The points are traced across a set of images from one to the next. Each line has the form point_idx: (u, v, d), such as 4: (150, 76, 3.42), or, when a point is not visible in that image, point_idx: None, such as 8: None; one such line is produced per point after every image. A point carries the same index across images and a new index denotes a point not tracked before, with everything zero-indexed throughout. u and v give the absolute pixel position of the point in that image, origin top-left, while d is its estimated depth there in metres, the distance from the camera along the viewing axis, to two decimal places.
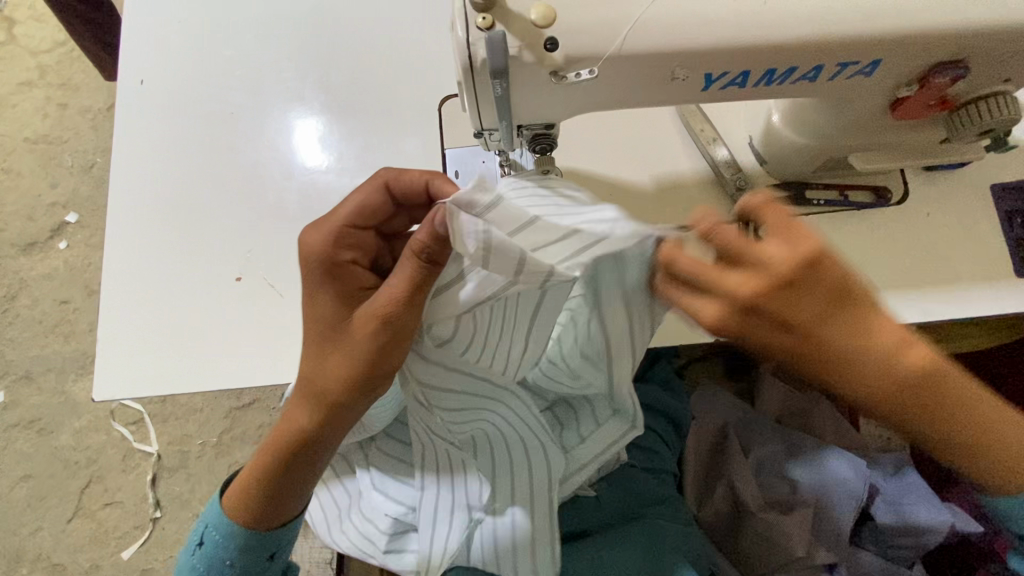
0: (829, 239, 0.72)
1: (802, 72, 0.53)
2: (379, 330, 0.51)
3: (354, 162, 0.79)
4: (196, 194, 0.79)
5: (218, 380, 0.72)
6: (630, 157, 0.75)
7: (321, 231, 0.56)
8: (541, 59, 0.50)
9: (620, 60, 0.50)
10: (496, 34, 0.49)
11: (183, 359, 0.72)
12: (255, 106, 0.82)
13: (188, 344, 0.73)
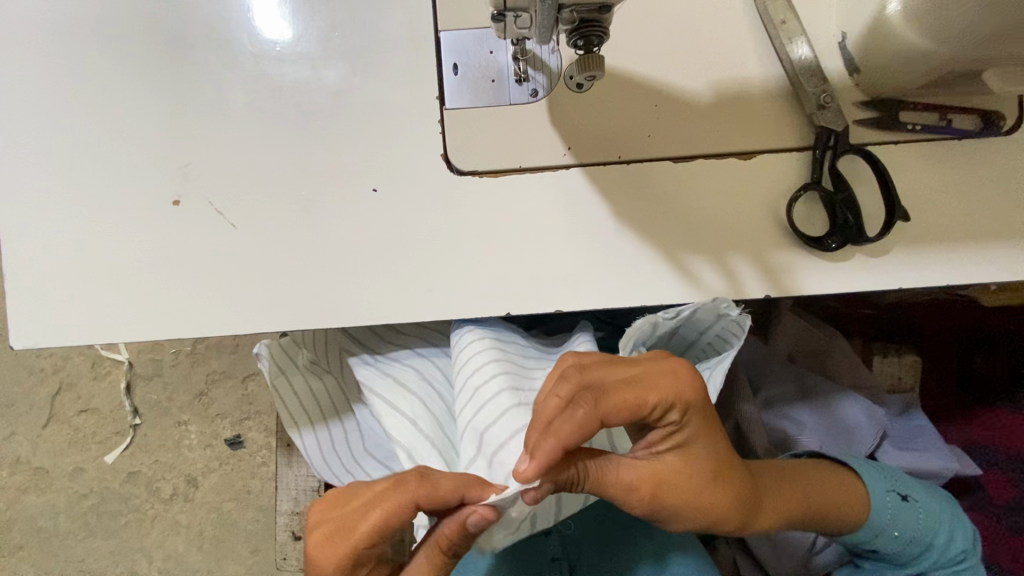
0: (924, 175, 0.57)
1: None
2: None
3: (321, 44, 0.59)
4: (113, 79, 0.59)
5: (166, 324, 0.59)
6: (685, 54, 0.58)
7: (334, 549, 0.51)
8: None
9: None
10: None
11: (123, 296, 0.59)
12: None
13: (127, 275, 0.58)
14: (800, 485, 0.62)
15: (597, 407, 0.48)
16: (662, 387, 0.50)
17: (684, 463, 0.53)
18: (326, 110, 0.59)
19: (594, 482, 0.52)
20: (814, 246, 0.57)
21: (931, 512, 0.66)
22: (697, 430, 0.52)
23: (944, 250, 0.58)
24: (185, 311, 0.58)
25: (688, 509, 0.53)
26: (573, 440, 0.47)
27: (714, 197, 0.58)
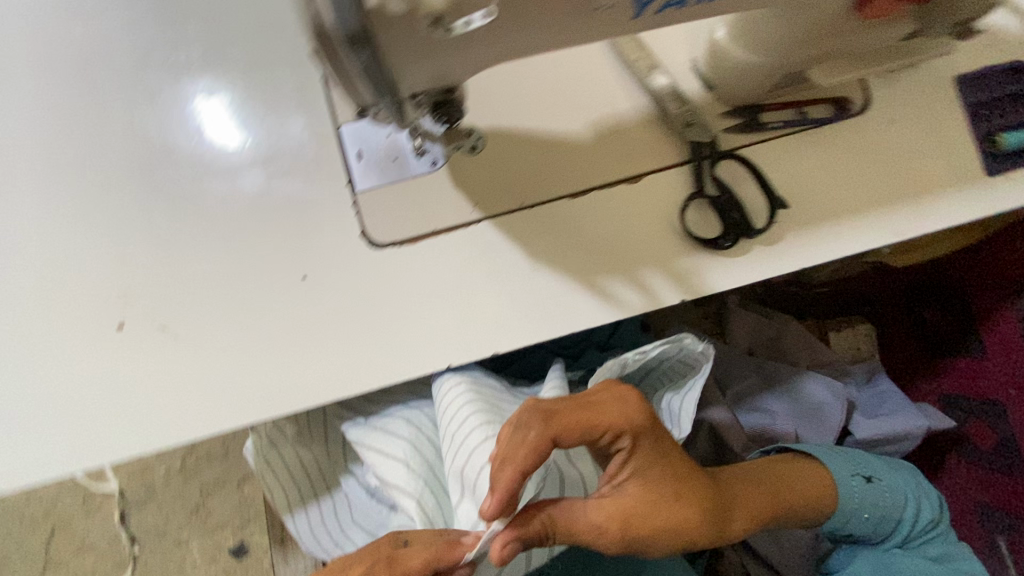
0: (796, 164, 0.63)
1: None
2: None
3: (236, 157, 0.65)
4: (50, 227, 0.64)
5: (127, 446, 0.60)
6: (561, 103, 0.64)
7: None
8: (415, 6, 0.33)
9: None
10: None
11: (84, 427, 0.60)
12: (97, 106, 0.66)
13: (87, 405, 0.61)
14: (770, 489, 0.63)
15: (549, 429, 0.51)
16: (611, 411, 0.52)
17: (647, 488, 0.53)
18: (249, 215, 0.63)
19: (562, 520, 0.53)
20: (712, 247, 0.62)
21: (893, 488, 0.70)
22: (650, 454, 0.53)
23: (834, 225, 0.63)
24: (146, 428, 0.60)
25: (657, 537, 0.54)
26: (528, 465, 0.49)
27: (614, 221, 0.63)
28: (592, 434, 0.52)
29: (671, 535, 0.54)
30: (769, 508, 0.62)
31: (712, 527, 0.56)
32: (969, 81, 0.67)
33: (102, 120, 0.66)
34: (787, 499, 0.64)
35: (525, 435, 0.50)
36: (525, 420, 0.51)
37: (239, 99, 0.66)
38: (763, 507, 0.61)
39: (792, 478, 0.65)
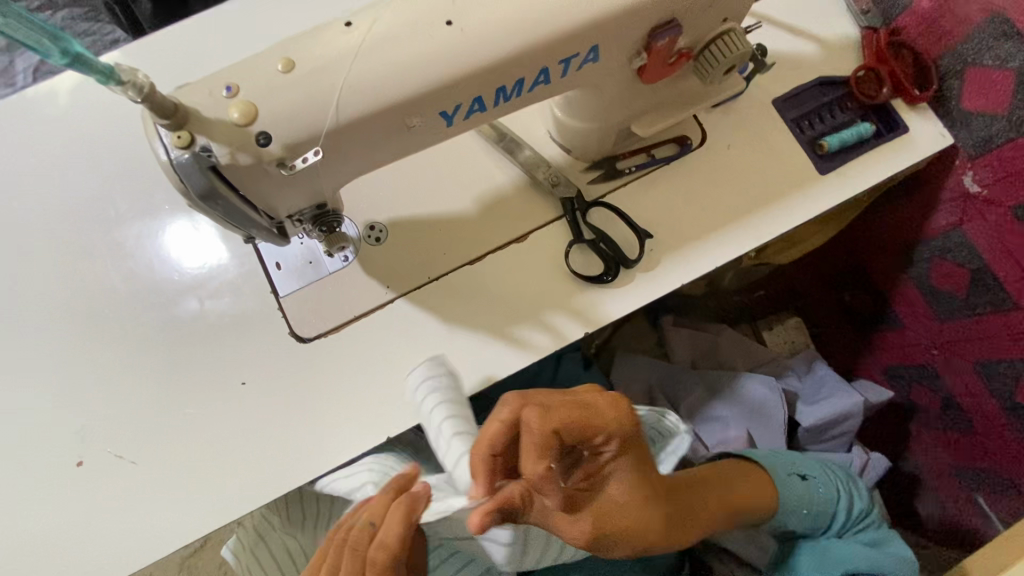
0: (656, 198, 0.73)
1: (532, 80, 0.48)
2: None
3: (170, 288, 0.72)
4: (6, 384, 0.69)
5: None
6: (446, 187, 0.74)
7: None
8: (259, 156, 0.42)
9: (343, 131, 0.43)
10: (181, 155, 0.40)
11: (55, 570, 0.64)
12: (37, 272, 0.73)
13: (56, 548, 0.64)
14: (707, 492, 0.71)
15: (552, 424, 0.53)
16: (607, 413, 0.56)
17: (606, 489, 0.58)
18: (188, 336, 0.70)
19: (535, 501, 0.56)
20: (597, 283, 0.70)
21: (827, 484, 0.79)
22: (625, 461, 0.59)
23: (701, 242, 0.72)
24: (113, 558, 0.64)
25: (617, 534, 0.60)
26: (528, 453, 0.53)
27: (511, 277, 0.71)
28: (579, 433, 0.55)
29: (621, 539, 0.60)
30: (717, 511, 0.71)
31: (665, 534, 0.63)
32: (786, 100, 0.78)
33: (40, 280, 0.73)
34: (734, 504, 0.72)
35: (529, 417, 0.53)
36: (526, 415, 0.53)
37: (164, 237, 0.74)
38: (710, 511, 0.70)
39: (735, 482, 0.75)
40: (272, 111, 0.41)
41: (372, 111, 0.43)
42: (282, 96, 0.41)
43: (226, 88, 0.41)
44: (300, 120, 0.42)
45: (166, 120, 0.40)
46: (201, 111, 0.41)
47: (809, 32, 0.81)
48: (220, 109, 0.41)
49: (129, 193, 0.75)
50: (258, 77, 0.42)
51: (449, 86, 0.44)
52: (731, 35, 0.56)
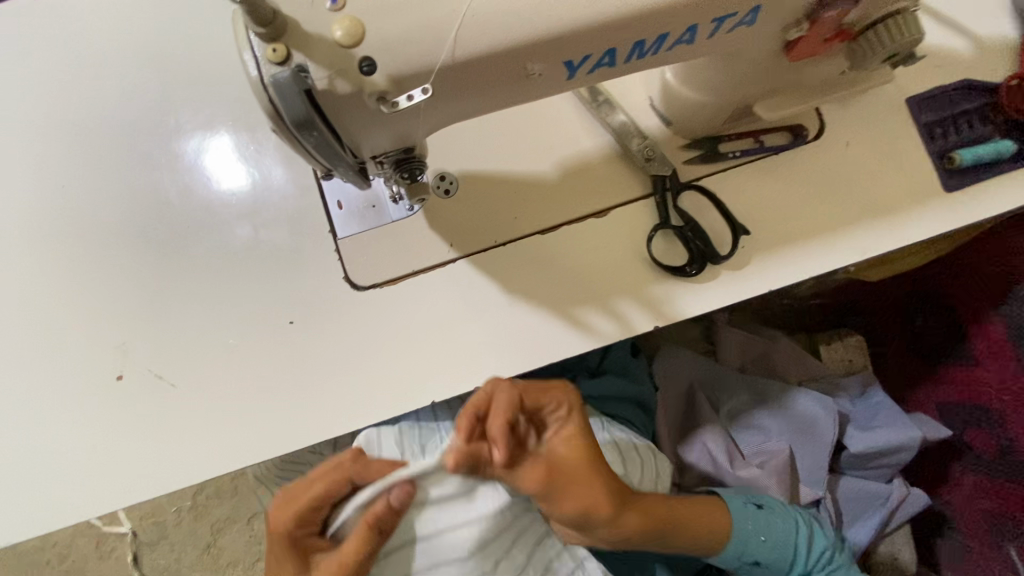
0: (755, 192, 0.66)
1: (676, 38, 0.41)
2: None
3: (225, 212, 0.68)
4: (52, 286, 0.67)
5: (127, 493, 0.63)
6: (527, 144, 0.68)
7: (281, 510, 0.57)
8: (360, 86, 0.36)
9: (457, 69, 0.37)
10: (281, 70, 0.34)
11: (85, 478, 0.63)
12: (89, 172, 0.69)
13: (88, 458, 0.64)
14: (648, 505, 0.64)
15: (519, 389, 0.55)
16: (556, 393, 0.57)
17: (583, 433, 0.57)
18: (239, 265, 0.67)
19: (488, 457, 0.53)
20: (678, 275, 0.64)
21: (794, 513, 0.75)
22: (578, 422, 0.57)
23: (796, 248, 0.66)
24: (144, 476, 0.63)
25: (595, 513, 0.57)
26: (509, 408, 0.53)
27: (585, 253, 0.66)
28: (540, 402, 0.56)
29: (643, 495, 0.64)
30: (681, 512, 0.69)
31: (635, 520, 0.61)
32: (922, 102, 0.69)
33: (92, 184, 0.69)
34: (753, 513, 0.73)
35: (497, 395, 0.54)
36: (498, 387, 0.54)
37: (222, 157, 0.70)
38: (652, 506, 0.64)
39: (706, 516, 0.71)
40: (381, 32, 0.35)
41: (494, 50, 0.37)
42: (394, 16, 0.35)
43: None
44: (411, 49, 0.36)
45: (262, 27, 0.34)
46: (302, 24, 0.35)
47: (963, 26, 0.70)
48: (322, 23, 0.35)
49: (190, 105, 0.71)
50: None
51: (583, 32, 0.38)
52: (903, 16, 0.47)
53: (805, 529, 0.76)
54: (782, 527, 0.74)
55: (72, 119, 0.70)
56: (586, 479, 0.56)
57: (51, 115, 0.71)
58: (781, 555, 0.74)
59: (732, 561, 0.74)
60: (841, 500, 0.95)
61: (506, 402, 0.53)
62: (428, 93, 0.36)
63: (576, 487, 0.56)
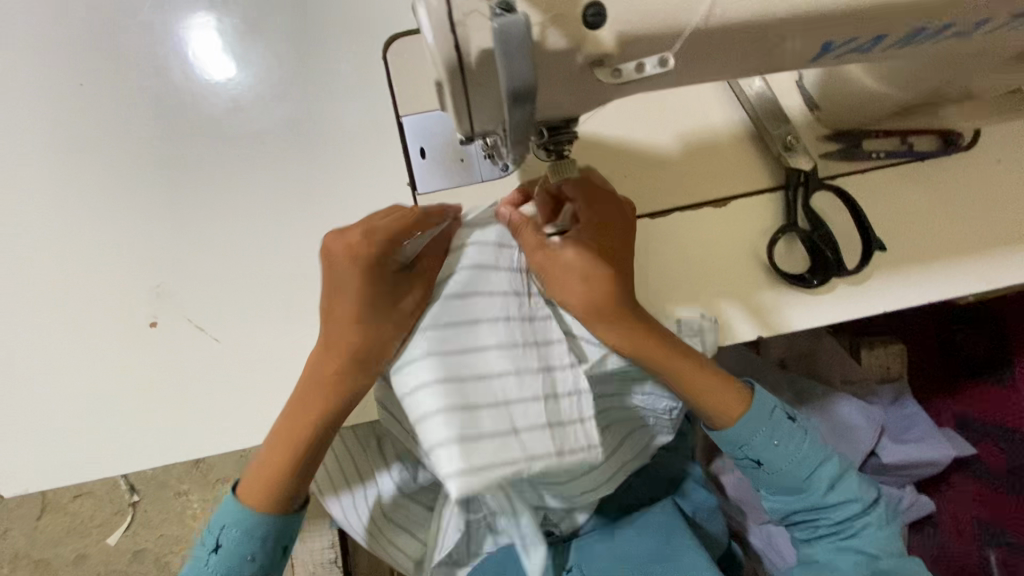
0: (888, 201, 0.59)
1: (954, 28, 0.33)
2: (343, 364, 0.49)
3: (285, 145, 0.58)
4: (73, 202, 0.57)
5: (162, 451, 0.56)
6: (645, 112, 0.59)
7: (347, 294, 0.48)
8: (579, 42, 0.27)
9: (705, 40, 0.29)
10: (506, 19, 0.25)
11: (110, 425, 0.56)
12: (124, 63, 0.57)
13: (114, 403, 0.56)
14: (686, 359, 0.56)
15: (590, 174, 0.54)
16: (625, 215, 0.53)
17: (602, 281, 0.51)
18: (301, 209, 0.58)
19: (520, 230, 0.52)
20: (797, 285, 0.58)
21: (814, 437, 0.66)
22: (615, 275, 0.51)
23: (919, 268, 0.59)
24: (178, 431, 0.56)
25: (569, 283, 0.51)
26: (571, 189, 0.52)
27: (695, 248, 0.59)
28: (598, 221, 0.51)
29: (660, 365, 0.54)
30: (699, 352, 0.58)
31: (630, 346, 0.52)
32: None
33: (123, 86, 0.57)
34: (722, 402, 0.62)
35: (591, 173, 0.54)
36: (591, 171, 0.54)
37: (284, 77, 0.58)
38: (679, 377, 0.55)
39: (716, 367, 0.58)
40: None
41: (756, 16, 0.29)
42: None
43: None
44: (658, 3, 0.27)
45: None
46: None
47: None
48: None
49: (248, 3, 0.58)
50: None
51: (851, 13, 0.30)
52: None
53: (834, 480, 0.66)
54: (800, 441, 0.65)
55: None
56: (593, 281, 0.50)
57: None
58: (798, 465, 0.64)
59: (749, 433, 0.64)
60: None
61: (594, 173, 0.54)
62: (672, 70, 0.28)
63: (576, 236, 0.51)
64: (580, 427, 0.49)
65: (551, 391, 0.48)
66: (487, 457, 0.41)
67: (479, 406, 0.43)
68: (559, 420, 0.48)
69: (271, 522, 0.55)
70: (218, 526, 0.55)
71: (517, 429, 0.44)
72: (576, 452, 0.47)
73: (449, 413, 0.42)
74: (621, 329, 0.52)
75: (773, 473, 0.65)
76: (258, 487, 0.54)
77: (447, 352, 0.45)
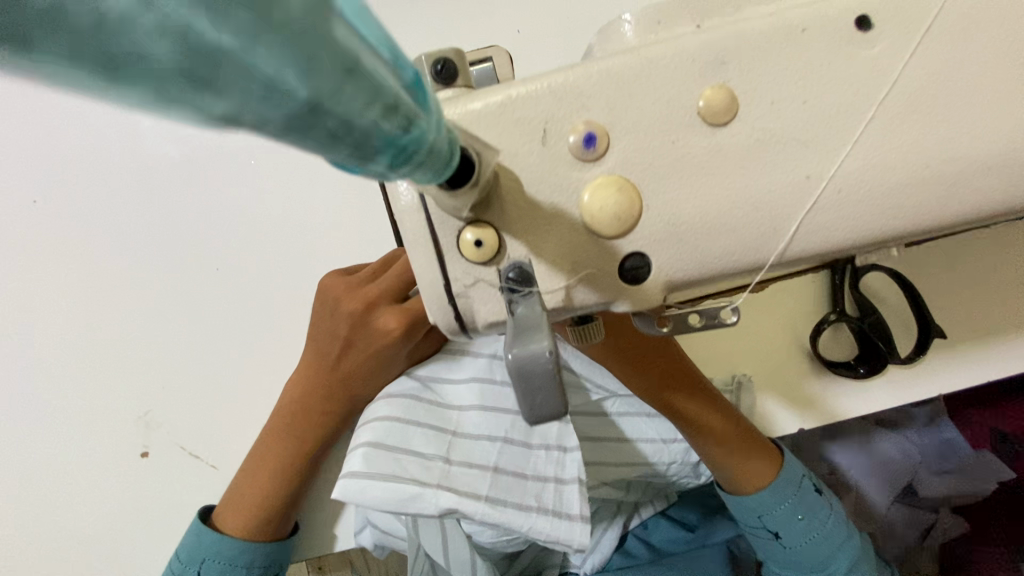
0: (945, 278, 0.52)
1: None
2: (348, 303, 0.46)
3: (267, 252, 0.53)
4: (40, 317, 0.51)
5: None
6: None
7: (359, 318, 0.45)
8: (618, 296, 0.22)
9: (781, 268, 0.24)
10: (537, 348, 0.18)
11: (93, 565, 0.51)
12: (91, 162, 0.52)
13: (97, 542, 0.51)
14: (706, 422, 0.50)
15: None
16: None
17: (641, 356, 0.47)
18: (292, 324, 0.53)
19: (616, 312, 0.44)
20: (846, 373, 0.52)
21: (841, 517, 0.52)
22: (658, 349, 0.48)
23: (980, 353, 0.53)
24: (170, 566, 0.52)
25: (624, 358, 0.46)
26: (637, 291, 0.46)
27: (730, 341, 0.53)
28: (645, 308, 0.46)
29: (680, 410, 0.49)
30: (728, 414, 0.50)
31: (659, 398, 0.48)
32: None
33: (88, 191, 0.52)
34: (752, 459, 0.51)
35: None
36: None
37: (264, 176, 0.53)
38: (695, 428, 0.50)
39: (737, 437, 0.50)
40: (677, 211, 0.22)
41: (847, 244, 0.23)
42: (694, 186, 0.22)
43: (584, 140, 0.21)
44: (721, 242, 0.22)
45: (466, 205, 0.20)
46: (525, 183, 0.21)
47: None
48: (569, 182, 0.21)
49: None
50: (654, 119, 0.21)
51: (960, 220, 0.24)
52: None
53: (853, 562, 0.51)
54: (827, 526, 0.50)
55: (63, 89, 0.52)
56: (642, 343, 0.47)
57: (28, 94, 0.52)
58: (813, 558, 0.50)
59: (765, 503, 0.50)
60: (897, 525, 0.89)
61: None
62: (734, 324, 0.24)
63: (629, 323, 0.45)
64: (544, 488, 0.41)
65: (520, 435, 0.42)
66: (386, 502, 0.37)
67: (415, 446, 0.40)
68: (522, 470, 0.41)
69: (254, 548, 0.47)
70: (195, 560, 0.47)
71: (446, 468, 0.40)
72: (522, 509, 0.40)
73: (378, 452, 0.39)
74: (657, 388, 0.48)
75: (790, 550, 0.50)
76: (240, 513, 0.47)
77: (417, 394, 0.42)
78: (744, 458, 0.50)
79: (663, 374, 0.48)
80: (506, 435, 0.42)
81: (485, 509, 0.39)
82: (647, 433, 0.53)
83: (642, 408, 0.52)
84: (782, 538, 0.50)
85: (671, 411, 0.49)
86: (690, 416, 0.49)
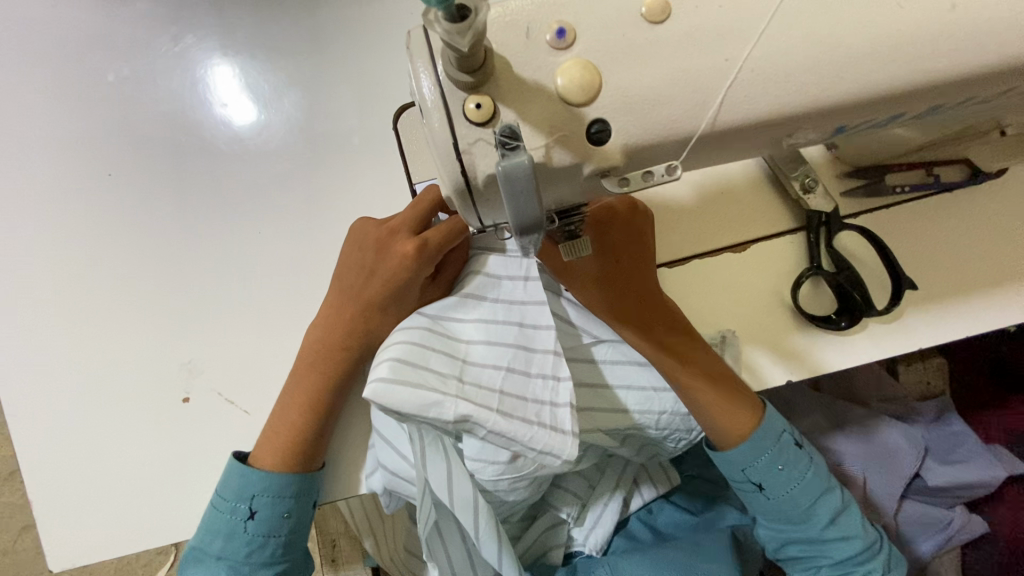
0: (916, 235, 0.57)
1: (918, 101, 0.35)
2: (373, 242, 0.52)
3: (302, 217, 0.60)
4: (106, 275, 0.59)
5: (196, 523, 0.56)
6: None
7: (381, 255, 0.51)
8: (586, 155, 0.30)
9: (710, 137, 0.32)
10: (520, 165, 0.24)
11: (136, 502, 0.56)
12: (155, 144, 0.61)
13: (139, 479, 0.56)
14: (680, 357, 0.53)
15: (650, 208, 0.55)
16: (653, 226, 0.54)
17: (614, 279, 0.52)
18: (322, 278, 0.59)
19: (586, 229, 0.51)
20: (827, 326, 0.56)
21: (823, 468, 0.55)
22: (633, 279, 0.53)
23: (952, 298, 0.57)
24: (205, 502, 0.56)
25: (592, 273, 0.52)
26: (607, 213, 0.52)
27: (720, 296, 0.58)
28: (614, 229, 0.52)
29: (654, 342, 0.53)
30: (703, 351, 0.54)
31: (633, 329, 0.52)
32: None
33: (153, 167, 0.60)
34: (727, 399, 0.53)
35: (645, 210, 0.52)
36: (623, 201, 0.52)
37: (301, 152, 0.61)
38: (672, 364, 0.53)
39: (712, 374, 0.53)
40: (628, 88, 0.29)
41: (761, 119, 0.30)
42: (639, 69, 0.29)
43: (557, 34, 0.29)
44: (664, 113, 0.30)
45: (469, 76, 0.27)
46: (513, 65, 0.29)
47: None
48: (546, 65, 0.29)
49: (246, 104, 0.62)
50: (608, 22, 0.29)
51: None
52: None
53: (836, 510, 0.54)
54: (808, 475, 0.54)
55: (137, 83, 0.61)
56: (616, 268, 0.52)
57: (104, 89, 0.61)
58: (795, 507, 0.54)
59: (746, 458, 0.54)
60: (906, 524, 0.85)
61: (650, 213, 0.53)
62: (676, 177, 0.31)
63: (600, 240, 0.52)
64: (542, 409, 0.46)
65: (521, 365, 0.48)
66: (408, 403, 0.42)
67: (432, 364, 0.45)
68: (523, 393, 0.46)
69: (289, 478, 0.52)
70: (245, 494, 0.52)
71: (462, 385, 0.45)
72: (526, 422, 0.45)
73: (400, 365, 0.43)
74: (631, 316, 0.53)
75: (771, 500, 0.54)
76: (273, 445, 0.52)
77: (430, 326, 0.48)
78: (719, 397, 0.53)
79: (638, 304, 0.53)
80: (509, 365, 0.48)
81: (496, 419, 0.44)
82: (640, 382, 0.56)
83: (634, 359, 0.56)
84: (768, 489, 0.54)
85: (647, 342, 0.53)
86: (666, 350, 0.53)
